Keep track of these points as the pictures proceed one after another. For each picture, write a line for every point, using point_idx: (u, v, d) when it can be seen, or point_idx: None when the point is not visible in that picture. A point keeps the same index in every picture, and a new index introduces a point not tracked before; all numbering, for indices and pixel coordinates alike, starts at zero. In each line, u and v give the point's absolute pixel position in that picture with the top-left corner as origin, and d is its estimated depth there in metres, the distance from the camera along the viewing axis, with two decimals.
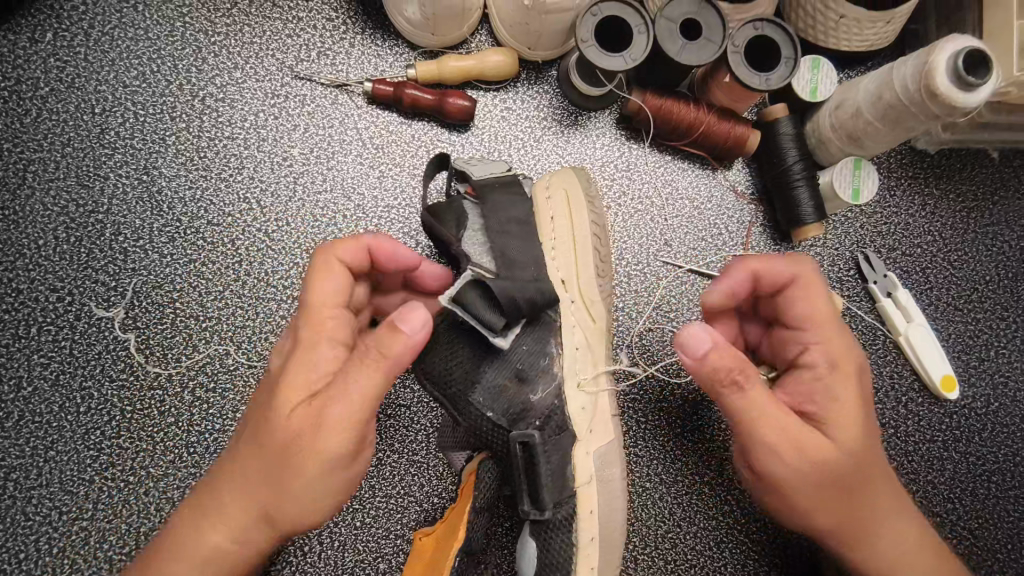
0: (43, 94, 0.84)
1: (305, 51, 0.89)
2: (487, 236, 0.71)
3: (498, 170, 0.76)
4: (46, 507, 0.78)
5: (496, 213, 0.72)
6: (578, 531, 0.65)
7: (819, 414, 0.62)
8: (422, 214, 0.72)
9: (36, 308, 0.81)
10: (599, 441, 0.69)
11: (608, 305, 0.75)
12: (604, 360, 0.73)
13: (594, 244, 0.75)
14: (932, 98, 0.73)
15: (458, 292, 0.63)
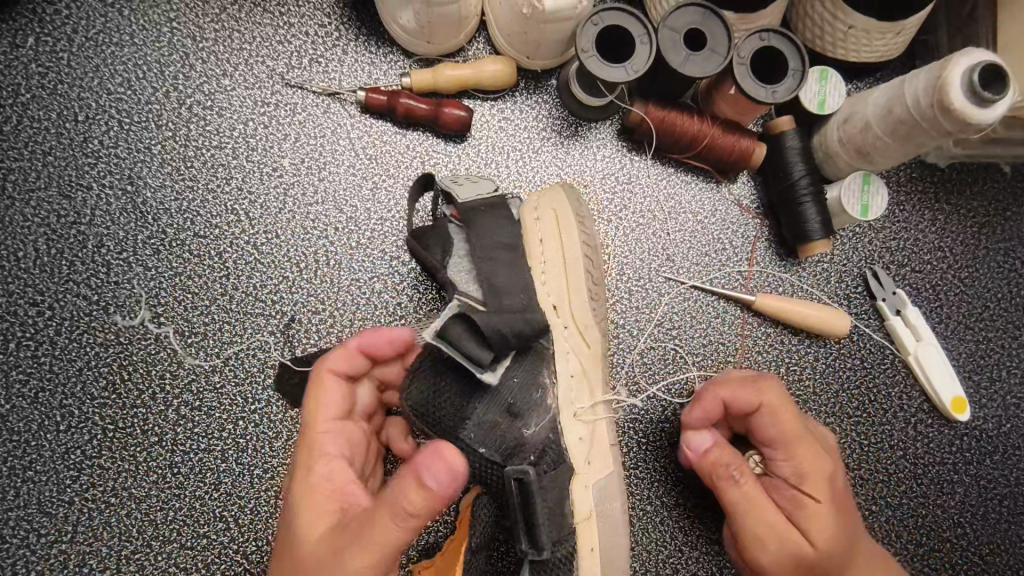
0: (24, 102, 0.81)
1: (296, 58, 0.86)
2: (472, 262, 0.67)
3: (485, 191, 0.72)
4: (24, 530, 0.75)
5: (482, 238, 0.68)
6: (578, 568, 0.63)
7: (793, 519, 0.65)
8: (407, 238, 0.67)
9: (14, 323, 0.78)
10: (598, 474, 0.66)
11: (602, 328, 0.72)
12: (601, 386, 0.71)
13: (587, 267, 0.71)
14: (945, 114, 0.71)
15: (444, 326, 0.60)
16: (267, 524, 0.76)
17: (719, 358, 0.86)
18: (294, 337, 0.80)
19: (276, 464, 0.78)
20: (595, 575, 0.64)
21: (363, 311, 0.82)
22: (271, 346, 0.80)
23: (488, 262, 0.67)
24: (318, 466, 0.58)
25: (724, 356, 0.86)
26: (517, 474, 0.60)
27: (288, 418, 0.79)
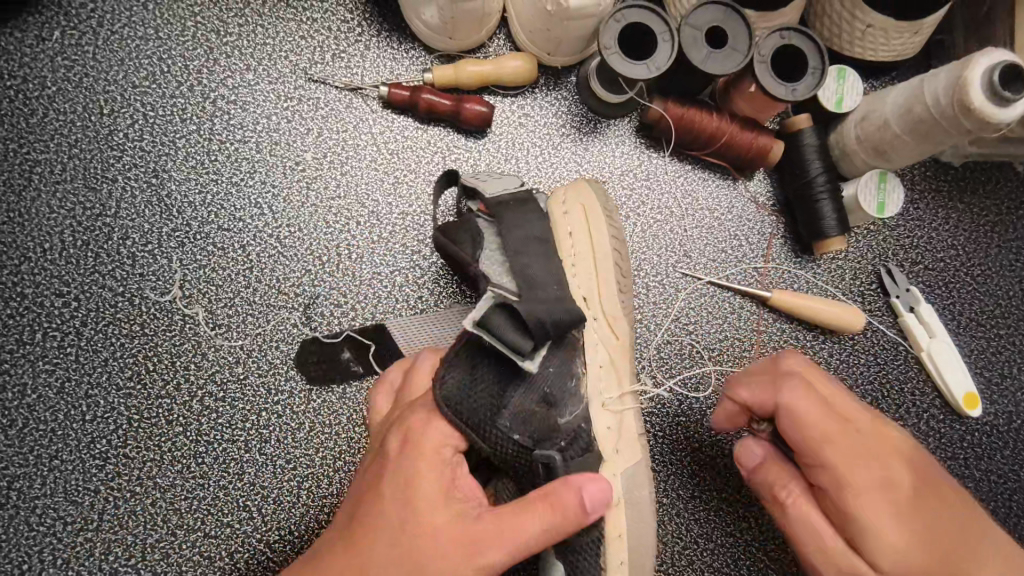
0: (50, 94, 0.82)
1: (319, 53, 0.87)
2: (505, 254, 0.68)
3: (512, 185, 0.73)
4: (50, 517, 0.76)
5: (515, 229, 0.69)
6: (605, 554, 0.64)
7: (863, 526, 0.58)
8: (435, 235, 0.72)
9: (41, 313, 0.79)
10: (627, 462, 0.67)
11: (630, 321, 0.74)
12: (628, 377, 0.71)
13: (616, 259, 0.74)
14: (965, 113, 0.72)
15: (485, 315, 0.63)
16: (289, 514, 0.77)
17: (736, 353, 0.87)
18: (317, 330, 0.81)
19: (299, 454, 0.79)
20: (623, 561, 0.64)
21: (385, 305, 0.82)
22: (294, 338, 0.81)
23: (521, 255, 0.68)
24: (432, 463, 0.58)
25: (740, 351, 0.87)
26: (546, 458, 0.63)
27: (310, 409, 0.80)
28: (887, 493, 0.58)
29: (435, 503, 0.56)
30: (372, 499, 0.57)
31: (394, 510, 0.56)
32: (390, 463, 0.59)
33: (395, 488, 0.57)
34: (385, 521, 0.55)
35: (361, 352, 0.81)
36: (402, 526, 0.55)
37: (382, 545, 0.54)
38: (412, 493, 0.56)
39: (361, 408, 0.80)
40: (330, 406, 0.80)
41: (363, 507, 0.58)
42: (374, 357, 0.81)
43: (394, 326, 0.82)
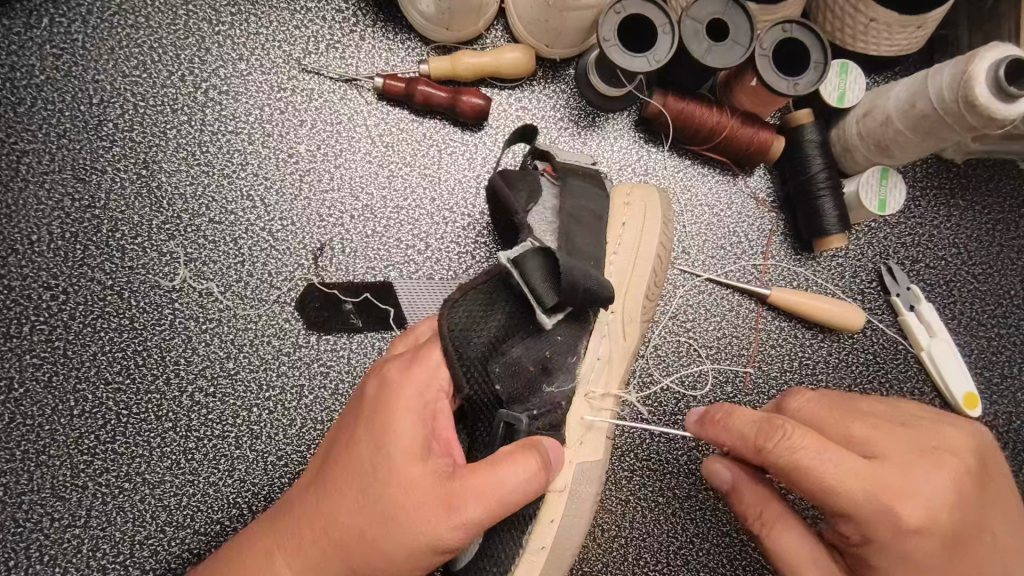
0: (38, 83, 0.80)
1: (313, 44, 0.85)
2: (557, 219, 0.68)
3: (581, 161, 0.75)
4: (37, 513, 0.74)
5: (570, 199, 0.69)
6: (531, 536, 0.61)
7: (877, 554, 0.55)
8: (496, 175, 0.69)
9: (28, 306, 0.77)
10: (588, 455, 0.66)
11: (643, 328, 0.74)
12: (617, 382, 0.70)
13: (655, 266, 0.74)
14: (970, 108, 0.71)
15: (522, 258, 0.62)
16: None
17: (734, 351, 0.86)
18: (309, 325, 0.80)
19: (290, 451, 0.78)
20: (544, 547, 0.62)
21: (378, 300, 0.81)
22: (286, 332, 0.80)
23: (570, 223, 0.68)
24: (404, 417, 0.56)
25: (738, 349, 0.86)
26: (509, 419, 0.60)
27: (302, 405, 0.79)
28: (905, 531, 0.53)
29: (402, 456, 0.54)
30: (346, 448, 0.57)
31: (364, 461, 0.55)
32: (366, 413, 0.58)
33: (366, 439, 0.56)
34: (360, 472, 0.55)
35: (354, 347, 0.80)
36: (369, 478, 0.55)
37: (352, 498, 0.54)
38: (380, 445, 0.55)
39: None
40: (322, 402, 0.79)
41: (339, 456, 0.58)
42: (367, 353, 0.80)
43: (400, 285, 0.82)
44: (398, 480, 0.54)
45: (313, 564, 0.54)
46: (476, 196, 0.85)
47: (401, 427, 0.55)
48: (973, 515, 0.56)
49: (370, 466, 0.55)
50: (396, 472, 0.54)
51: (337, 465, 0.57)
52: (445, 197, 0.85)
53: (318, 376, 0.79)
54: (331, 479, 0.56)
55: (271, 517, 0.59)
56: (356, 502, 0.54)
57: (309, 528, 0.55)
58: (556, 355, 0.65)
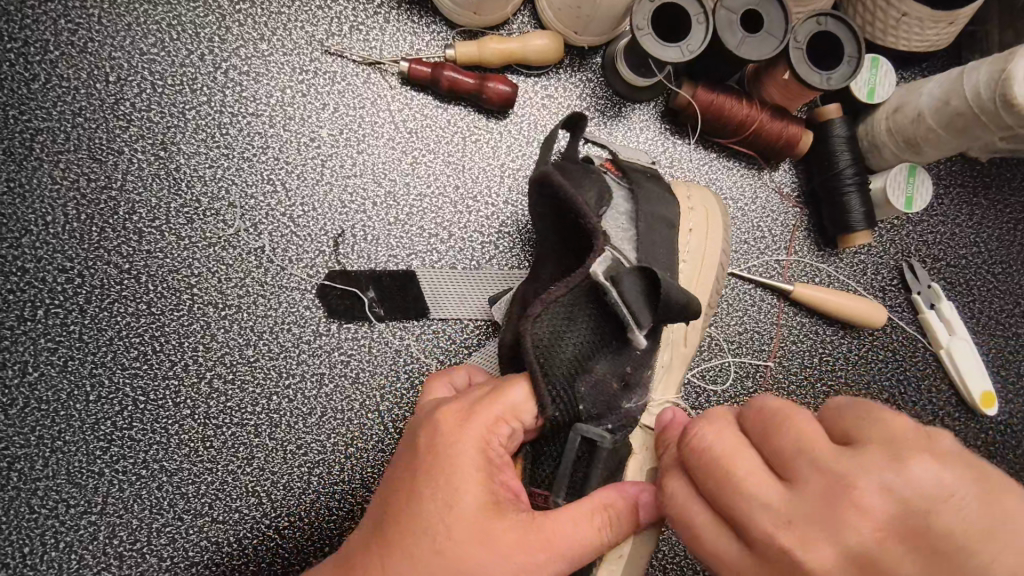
0: (53, 59, 0.78)
1: (336, 25, 0.83)
2: (633, 223, 0.66)
3: (638, 159, 0.77)
4: (52, 500, 0.73)
5: (647, 206, 0.68)
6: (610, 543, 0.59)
7: None
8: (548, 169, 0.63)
9: (43, 289, 0.76)
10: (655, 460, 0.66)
11: (702, 335, 0.75)
12: (674, 389, 0.73)
13: (719, 271, 0.75)
14: (1006, 108, 0.71)
15: (612, 274, 0.58)
16: (297, 500, 0.75)
17: (755, 347, 0.85)
18: (329, 312, 0.79)
19: (310, 440, 0.77)
20: (621, 555, 0.60)
21: (399, 288, 0.80)
22: (306, 320, 0.79)
23: (648, 231, 0.67)
24: (474, 468, 0.52)
25: (760, 344, 0.85)
26: (592, 435, 0.58)
27: (322, 394, 0.78)
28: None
29: (479, 508, 0.51)
30: (405, 508, 0.52)
31: (431, 520, 0.51)
32: (426, 465, 0.53)
33: (430, 493, 0.52)
34: (429, 529, 0.51)
35: (374, 335, 0.79)
36: (436, 539, 0.50)
37: (425, 559, 0.50)
38: (448, 502, 0.51)
39: (374, 394, 0.78)
40: (342, 391, 0.78)
41: (395, 513, 0.53)
42: (388, 342, 0.79)
43: (422, 275, 0.81)
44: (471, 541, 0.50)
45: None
46: (499, 184, 0.84)
47: (472, 478, 0.52)
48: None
49: (441, 525, 0.51)
50: (474, 528, 0.50)
51: (396, 528, 0.52)
52: (469, 185, 0.84)
53: (338, 365, 0.78)
54: (393, 543, 0.52)
55: None
56: (429, 562, 0.50)
57: None
58: (634, 369, 0.64)
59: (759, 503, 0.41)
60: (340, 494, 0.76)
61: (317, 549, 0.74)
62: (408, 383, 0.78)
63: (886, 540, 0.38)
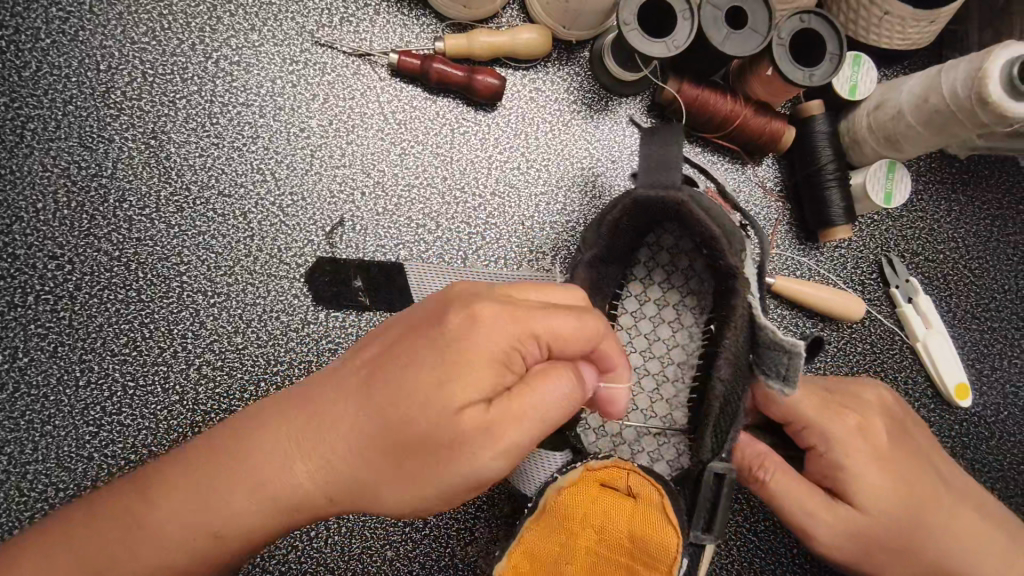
0: (44, 47, 0.79)
1: (327, 16, 0.84)
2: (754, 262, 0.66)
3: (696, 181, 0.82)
4: (42, 483, 0.74)
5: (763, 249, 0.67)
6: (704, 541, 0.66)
7: (838, 475, 0.63)
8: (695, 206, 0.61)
9: (33, 275, 0.77)
10: None
11: None
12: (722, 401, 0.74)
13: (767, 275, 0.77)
14: (982, 105, 0.72)
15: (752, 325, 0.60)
16: None
17: None
18: (317, 300, 0.80)
19: None
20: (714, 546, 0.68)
21: (387, 278, 0.81)
22: (295, 309, 0.80)
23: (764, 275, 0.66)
24: (485, 344, 0.50)
25: None
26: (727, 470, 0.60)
27: None
28: (858, 441, 0.64)
29: (463, 383, 0.49)
30: (396, 370, 0.51)
31: (411, 389, 0.50)
32: (446, 337, 0.51)
33: (430, 363, 0.50)
34: (411, 392, 0.50)
35: (360, 322, 0.80)
36: (416, 416, 0.49)
37: (394, 420, 0.50)
38: (448, 372, 0.49)
39: None
40: None
41: (388, 371, 0.52)
42: (375, 331, 0.80)
43: (410, 267, 0.82)
44: (434, 431, 0.49)
45: (326, 467, 0.52)
46: (487, 176, 0.85)
47: (475, 351, 0.50)
48: (897, 439, 0.66)
49: (422, 396, 0.50)
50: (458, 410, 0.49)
51: (378, 391, 0.51)
52: (457, 177, 0.85)
53: (325, 353, 0.79)
54: (370, 404, 0.51)
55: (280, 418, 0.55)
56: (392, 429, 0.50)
57: (328, 445, 0.52)
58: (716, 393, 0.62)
59: (823, 378, 0.71)
60: None
61: (301, 534, 0.75)
62: None
63: (906, 407, 0.71)
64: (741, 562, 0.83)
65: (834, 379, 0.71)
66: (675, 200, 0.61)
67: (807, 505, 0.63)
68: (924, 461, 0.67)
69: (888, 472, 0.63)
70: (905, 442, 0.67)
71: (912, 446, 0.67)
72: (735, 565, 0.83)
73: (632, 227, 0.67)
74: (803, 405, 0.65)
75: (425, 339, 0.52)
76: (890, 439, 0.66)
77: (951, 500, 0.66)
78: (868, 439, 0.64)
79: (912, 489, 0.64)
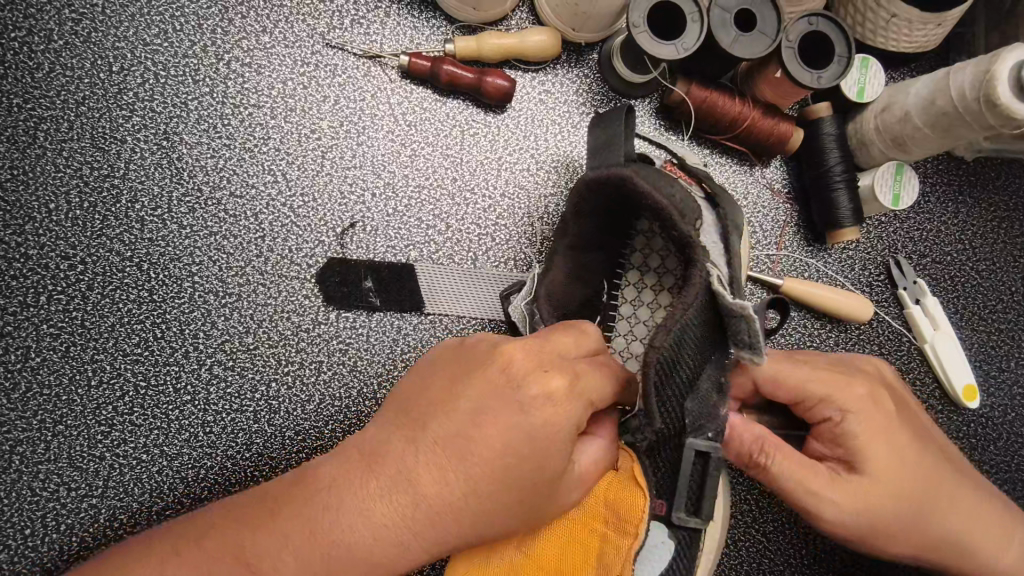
0: (57, 48, 0.79)
1: (338, 18, 0.84)
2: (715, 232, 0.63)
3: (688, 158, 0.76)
4: (54, 483, 0.74)
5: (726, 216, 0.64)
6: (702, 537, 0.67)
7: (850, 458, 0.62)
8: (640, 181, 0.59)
9: (46, 275, 0.77)
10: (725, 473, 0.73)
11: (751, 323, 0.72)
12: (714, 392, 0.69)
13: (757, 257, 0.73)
14: (990, 108, 0.73)
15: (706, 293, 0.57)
16: None
17: None
18: (328, 300, 0.80)
19: (309, 426, 0.78)
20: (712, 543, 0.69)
21: (397, 279, 0.81)
22: (305, 309, 0.80)
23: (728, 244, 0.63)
24: (575, 416, 0.52)
25: None
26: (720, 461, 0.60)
27: (321, 381, 0.79)
28: (871, 425, 0.63)
29: (565, 452, 0.52)
30: (497, 449, 0.51)
31: (523, 465, 0.51)
32: (539, 414, 0.52)
33: (535, 439, 0.51)
34: (517, 465, 0.51)
35: (371, 322, 0.80)
36: (526, 488, 0.52)
37: (503, 492, 0.52)
38: (551, 448, 0.52)
39: (372, 381, 0.79)
40: (340, 378, 0.79)
41: (486, 448, 0.51)
42: (386, 332, 0.80)
43: (420, 268, 0.82)
44: (542, 498, 0.53)
45: (426, 542, 0.52)
46: (497, 177, 0.85)
47: (569, 424, 0.52)
48: (905, 420, 0.66)
49: (534, 470, 0.52)
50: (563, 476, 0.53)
51: (484, 469, 0.51)
52: (467, 178, 0.85)
53: (336, 353, 0.79)
54: (476, 482, 0.51)
55: (357, 499, 0.52)
56: (502, 501, 0.52)
57: (431, 521, 0.52)
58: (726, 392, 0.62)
59: (833, 358, 0.70)
60: None
61: None
62: (405, 372, 0.80)
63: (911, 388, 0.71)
64: (750, 562, 0.83)
65: (843, 358, 0.70)
66: (617, 175, 0.60)
67: (813, 485, 0.62)
68: (930, 442, 0.67)
69: (897, 454, 0.63)
70: (912, 425, 0.66)
71: (918, 429, 0.67)
72: (745, 566, 0.83)
73: (599, 214, 0.66)
74: (811, 386, 0.64)
75: (517, 415, 0.51)
76: (900, 420, 0.65)
77: (956, 481, 0.67)
78: (881, 421, 0.63)
79: (917, 471, 0.63)
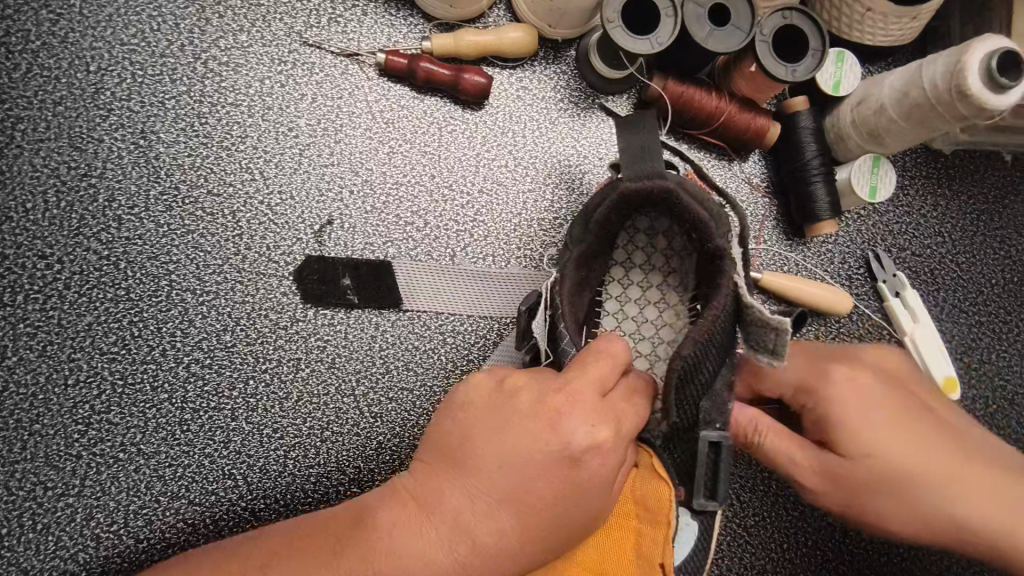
0: (34, 48, 0.80)
1: (315, 17, 0.85)
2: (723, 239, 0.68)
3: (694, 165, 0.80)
4: (31, 482, 0.74)
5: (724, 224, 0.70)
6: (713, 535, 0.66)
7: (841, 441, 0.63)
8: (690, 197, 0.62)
9: (23, 275, 0.77)
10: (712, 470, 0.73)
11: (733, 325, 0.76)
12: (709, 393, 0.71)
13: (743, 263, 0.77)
14: (961, 98, 0.73)
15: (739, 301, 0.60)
16: (274, 483, 0.76)
17: None
18: (306, 298, 0.80)
19: (287, 424, 0.77)
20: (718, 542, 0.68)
21: (375, 276, 0.81)
22: (284, 307, 0.80)
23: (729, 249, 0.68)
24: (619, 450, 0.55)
25: None
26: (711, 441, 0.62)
27: (300, 378, 0.79)
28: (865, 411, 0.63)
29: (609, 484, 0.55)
30: (551, 491, 0.54)
31: (574, 502, 0.54)
32: (586, 454, 0.54)
33: (584, 477, 0.54)
34: (567, 502, 0.54)
35: (349, 319, 0.80)
36: (576, 521, 0.55)
37: (555, 527, 0.55)
38: (599, 484, 0.55)
39: (351, 378, 0.79)
40: (319, 375, 0.79)
41: (540, 490, 0.54)
42: (364, 329, 0.80)
43: (398, 265, 0.82)
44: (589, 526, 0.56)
45: None
46: (475, 174, 0.86)
47: (614, 459, 0.55)
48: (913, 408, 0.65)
49: (582, 504, 0.55)
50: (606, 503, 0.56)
51: (539, 510, 0.54)
52: (445, 175, 0.85)
53: (315, 351, 0.79)
54: (531, 522, 0.54)
55: (416, 544, 0.54)
56: (556, 535, 0.55)
57: (490, 560, 0.54)
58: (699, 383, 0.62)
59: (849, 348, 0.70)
60: (317, 477, 0.77)
61: None
62: (383, 368, 0.80)
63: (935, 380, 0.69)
64: (733, 556, 0.83)
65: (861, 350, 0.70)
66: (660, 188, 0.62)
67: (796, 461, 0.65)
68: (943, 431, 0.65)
69: (892, 438, 0.63)
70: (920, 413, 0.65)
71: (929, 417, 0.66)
72: (728, 560, 0.83)
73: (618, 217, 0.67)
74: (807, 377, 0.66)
75: (569, 457, 0.54)
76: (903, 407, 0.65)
77: (967, 470, 0.64)
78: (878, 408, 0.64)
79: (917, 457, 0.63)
